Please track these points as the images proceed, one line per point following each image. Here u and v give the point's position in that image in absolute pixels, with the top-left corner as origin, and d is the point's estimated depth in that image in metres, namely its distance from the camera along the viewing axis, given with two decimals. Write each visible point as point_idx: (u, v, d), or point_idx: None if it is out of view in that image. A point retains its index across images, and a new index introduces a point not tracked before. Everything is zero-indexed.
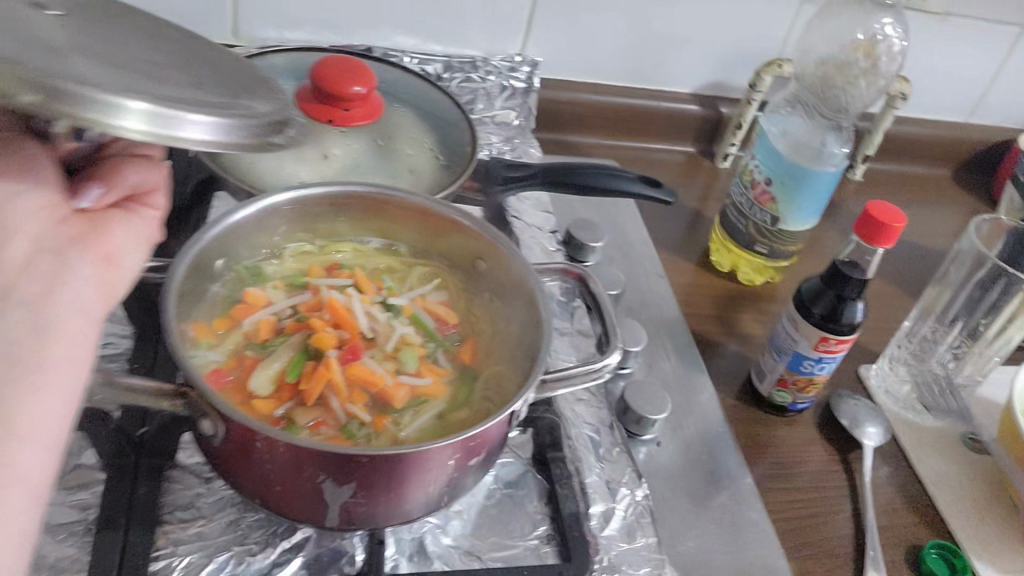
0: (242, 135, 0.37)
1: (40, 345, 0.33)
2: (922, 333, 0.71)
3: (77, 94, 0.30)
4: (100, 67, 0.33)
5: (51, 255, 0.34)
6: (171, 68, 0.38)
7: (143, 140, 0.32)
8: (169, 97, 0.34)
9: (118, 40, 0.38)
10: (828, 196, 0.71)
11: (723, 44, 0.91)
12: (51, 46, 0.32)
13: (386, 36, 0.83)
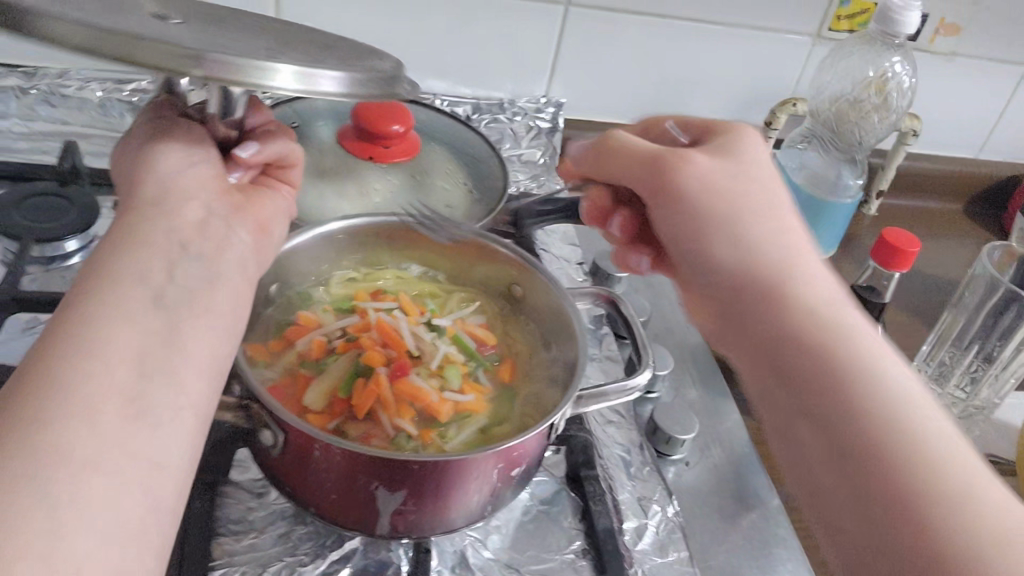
0: (374, 84, 0.41)
1: (208, 295, 0.37)
2: (940, 358, 0.73)
3: (234, 63, 0.36)
4: (235, 40, 0.38)
5: (221, 219, 0.40)
6: (298, 38, 0.43)
7: (289, 95, 0.37)
8: (305, 58, 0.39)
9: (237, 23, 0.42)
10: (844, 227, 0.75)
11: (739, 84, 0.95)
12: (212, 29, 0.38)
13: (418, 80, 0.88)
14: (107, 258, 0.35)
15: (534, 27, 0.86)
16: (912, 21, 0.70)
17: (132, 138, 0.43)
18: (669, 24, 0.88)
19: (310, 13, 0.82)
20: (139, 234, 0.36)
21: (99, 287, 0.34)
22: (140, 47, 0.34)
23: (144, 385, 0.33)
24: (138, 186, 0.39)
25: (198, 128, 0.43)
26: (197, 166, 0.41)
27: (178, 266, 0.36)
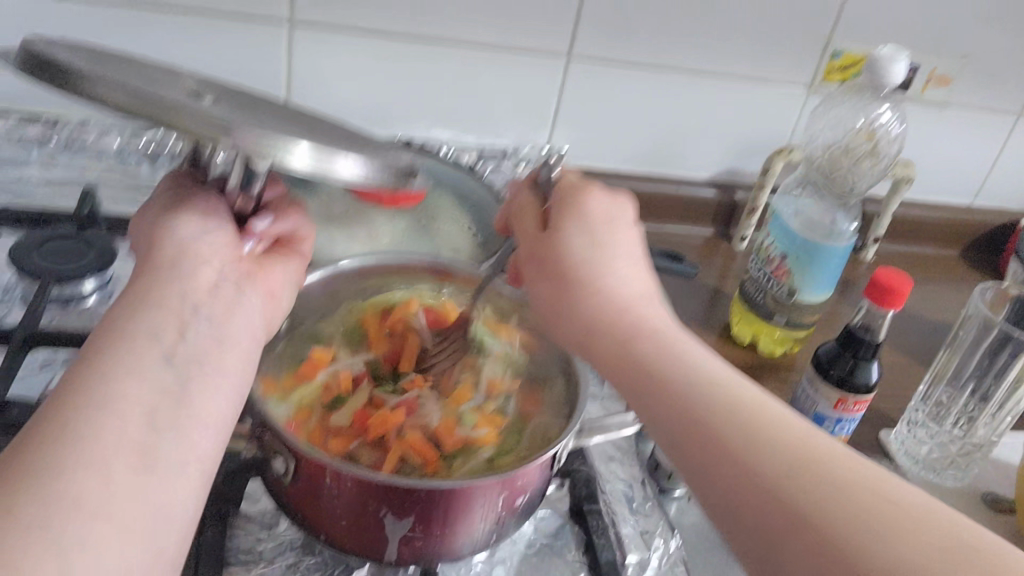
0: (390, 175, 0.44)
1: (219, 355, 0.42)
2: (937, 398, 0.74)
3: (256, 137, 0.39)
4: (263, 117, 0.42)
5: (230, 283, 0.45)
6: (318, 123, 0.46)
7: (307, 172, 0.40)
8: (328, 143, 0.42)
9: (260, 101, 0.45)
10: (838, 270, 0.76)
11: (735, 133, 0.97)
12: (249, 107, 0.42)
13: (425, 129, 0.91)
14: (124, 320, 0.40)
15: (537, 79, 0.90)
16: (899, 72, 0.74)
17: (151, 206, 0.47)
18: (667, 73, 0.91)
19: (321, 65, 0.85)
20: (155, 291, 0.41)
21: (117, 344, 0.38)
22: (188, 115, 0.38)
23: (156, 441, 0.37)
24: (155, 246, 0.44)
25: (207, 198, 0.46)
26: (214, 232, 0.46)
27: (190, 327, 0.41)
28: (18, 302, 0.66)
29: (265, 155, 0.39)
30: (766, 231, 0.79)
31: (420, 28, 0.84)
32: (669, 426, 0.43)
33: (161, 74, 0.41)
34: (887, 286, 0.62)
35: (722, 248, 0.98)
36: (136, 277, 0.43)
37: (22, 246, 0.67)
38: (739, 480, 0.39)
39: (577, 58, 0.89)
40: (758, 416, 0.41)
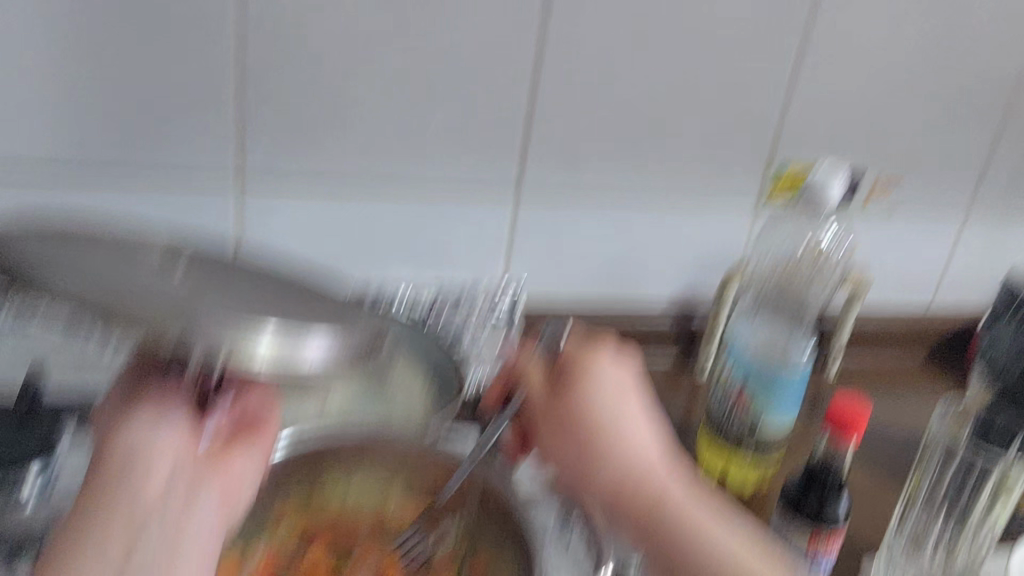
0: (352, 348, 0.45)
1: (168, 565, 0.44)
2: (911, 524, 0.72)
3: (216, 332, 0.41)
4: (234, 305, 0.43)
5: (181, 483, 0.47)
6: (288, 299, 0.47)
7: (269, 372, 0.41)
8: (289, 327, 0.43)
9: (240, 280, 0.47)
10: (801, 391, 0.77)
11: (693, 253, 0.98)
12: (204, 298, 0.43)
13: (381, 271, 0.92)
14: (84, 535, 0.44)
15: (490, 214, 0.91)
16: (835, 194, 0.75)
17: (116, 393, 0.49)
18: (618, 200, 0.93)
19: (272, 215, 0.85)
20: (105, 503, 0.45)
21: (71, 564, 0.43)
22: (139, 316, 0.41)
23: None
24: (112, 445, 0.46)
25: (178, 387, 0.47)
26: (165, 433, 0.47)
27: (141, 540, 0.44)
28: None
29: (228, 358, 0.41)
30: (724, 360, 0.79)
31: (370, 173, 0.85)
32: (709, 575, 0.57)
33: (142, 269, 0.44)
34: (845, 414, 0.61)
35: (690, 370, 0.98)
36: (95, 476, 0.46)
37: None
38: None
39: (527, 190, 0.90)
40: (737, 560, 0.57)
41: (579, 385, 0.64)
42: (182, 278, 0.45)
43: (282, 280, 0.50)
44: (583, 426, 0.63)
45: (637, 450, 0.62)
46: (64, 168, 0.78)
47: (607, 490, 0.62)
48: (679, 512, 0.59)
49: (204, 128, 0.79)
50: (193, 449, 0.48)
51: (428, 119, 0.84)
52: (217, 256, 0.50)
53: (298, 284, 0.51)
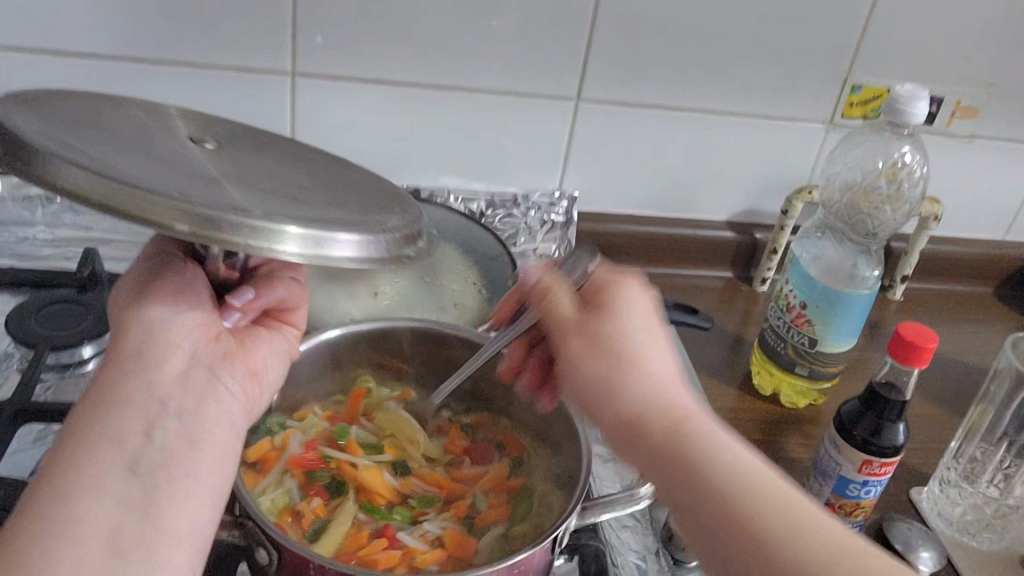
0: (380, 251, 0.41)
1: (188, 454, 0.43)
2: (970, 453, 0.70)
3: (232, 222, 0.35)
4: (250, 199, 0.38)
5: (201, 369, 0.46)
6: (312, 195, 0.44)
7: (295, 261, 0.36)
8: (316, 222, 0.38)
9: (265, 165, 0.46)
10: (864, 318, 0.73)
11: (756, 173, 0.94)
12: (223, 187, 0.38)
13: (432, 177, 0.90)
14: (95, 423, 0.41)
15: (546, 122, 0.87)
16: (921, 110, 0.70)
17: (126, 281, 0.47)
18: (680, 115, 0.89)
19: (325, 117, 0.84)
20: (119, 390, 0.43)
21: (81, 453, 0.40)
22: (154, 204, 0.34)
23: (117, 564, 0.38)
24: (124, 334, 0.45)
25: (192, 272, 0.48)
26: (182, 315, 0.46)
27: (156, 428, 0.43)
28: (15, 370, 0.65)
29: (249, 248, 0.35)
30: (785, 279, 0.75)
31: (425, 76, 0.82)
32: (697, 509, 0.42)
33: (158, 151, 0.39)
34: (910, 340, 0.58)
35: (744, 292, 0.96)
36: (105, 368, 0.44)
37: (22, 312, 0.68)
38: (724, 543, 0.40)
39: (586, 101, 0.86)
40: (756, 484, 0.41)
41: (609, 303, 0.48)
42: (201, 161, 0.41)
43: (307, 167, 0.49)
44: (590, 358, 0.46)
45: (650, 381, 0.45)
46: (119, 64, 0.78)
47: (621, 431, 0.45)
48: (704, 454, 0.43)
49: (255, 25, 0.77)
50: (215, 330, 0.48)
51: (486, 25, 0.80)
52: (238, 135, 0.49)
53: (325, 180, 0.47)
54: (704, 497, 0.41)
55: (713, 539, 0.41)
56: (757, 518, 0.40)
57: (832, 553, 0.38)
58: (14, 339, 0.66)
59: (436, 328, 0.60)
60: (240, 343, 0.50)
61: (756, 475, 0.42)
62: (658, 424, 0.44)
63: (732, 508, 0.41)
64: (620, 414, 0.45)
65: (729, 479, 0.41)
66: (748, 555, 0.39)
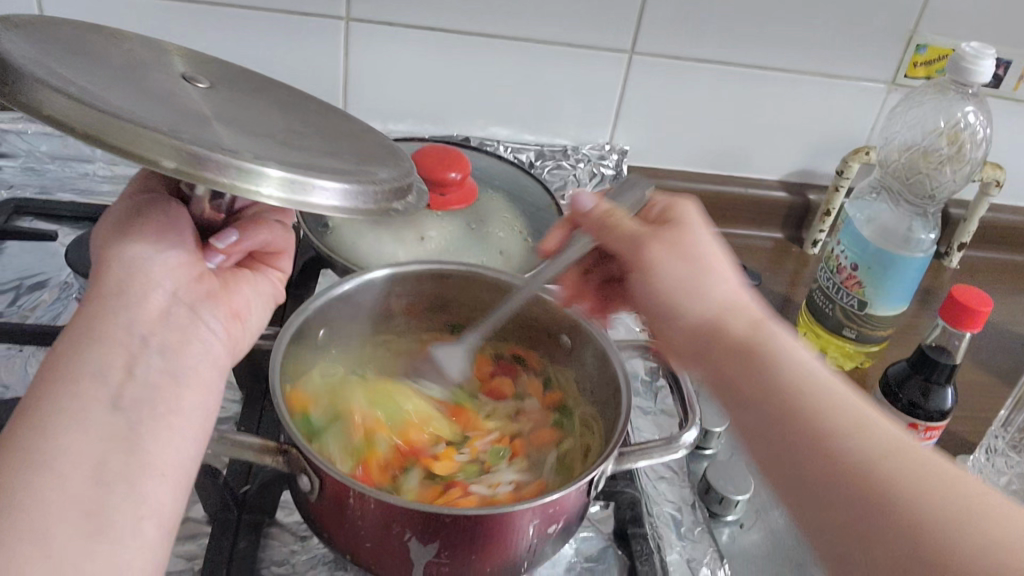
0: (367, 202, 0.41)
1: (174, 391, 0.39)
2: (1019, 422, 0.68)
3: (216, 160, 0.35)
4: (236, 138, 0.38)
5: (185, 306, 0.42)
6: (304, 139, 0.43)
7: (274, 205, 0.36)
8: (300, 166, 0.38)
9: (257, 106, 0.45)
10: (917, 282, 0.72)
11: (811, 131, 0.92)
12: (210, 126, 0.38)
13: (482, 126, 0.90)
14: (72, 356, 0.37)
15: (598, 74, 0.86)
16: (987, 69, 0.68)
17: (109, 218, 0.44)
18: (736, 70, 0.87)
19: (378, 62, 0.84)
20: (99, 323, 0.39)
21: (59, 387, 0.36)
22: (143, 138, 0.34)
23: (101, 497, 0.34)
24: (103, 268, 0.41)
25: (175, 211, 0.45)
26: (166, 253, 0.43)
27: (138, 362, 0.38)
28: (73, 300, 0.68)
29: (233, 187, 0.35)
30: (837, 238, 0.74)
31: (477, 22, 0.82)
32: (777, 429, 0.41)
33: (149, 85, 0.39)
34: (964, 303, 0.57)
35: (795, 253, 0.94)
36: (82, 303, 0.40)
37: (80, 242, 0.70)
38: (793, 440, 0.41)
39: (639, 54, 0.85)
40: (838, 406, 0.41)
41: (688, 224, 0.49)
42: (196, 99, 0.41)
43: (306, 113, 0.48)
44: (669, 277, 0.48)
45: (723, 293, 0.46)
46: (177, 5, 0.79)
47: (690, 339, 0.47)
48: (781, 361, 0.43)
49: None
50: (198, 271, 0.45)
51: None
52: (236, 77, 0.49)
53: (322, 128, 0.47)
54: (771, 398, 0.42)
55: (782, 437, 0.41)
56: (829, 414, 0.40)
57: (887, 447, 0.39)
58: (73, 268, 0.68)
59: (476, 271, 0.59)
60: (224, 286, 0.47)
61: (837, 387, 0.42)
62: (732, 334, 0.45)
63: (805, 404, 0.41)
64: (690, 323, 0.46)
65: (810, 387, 0.42)
66: (820, 443, 0.40)
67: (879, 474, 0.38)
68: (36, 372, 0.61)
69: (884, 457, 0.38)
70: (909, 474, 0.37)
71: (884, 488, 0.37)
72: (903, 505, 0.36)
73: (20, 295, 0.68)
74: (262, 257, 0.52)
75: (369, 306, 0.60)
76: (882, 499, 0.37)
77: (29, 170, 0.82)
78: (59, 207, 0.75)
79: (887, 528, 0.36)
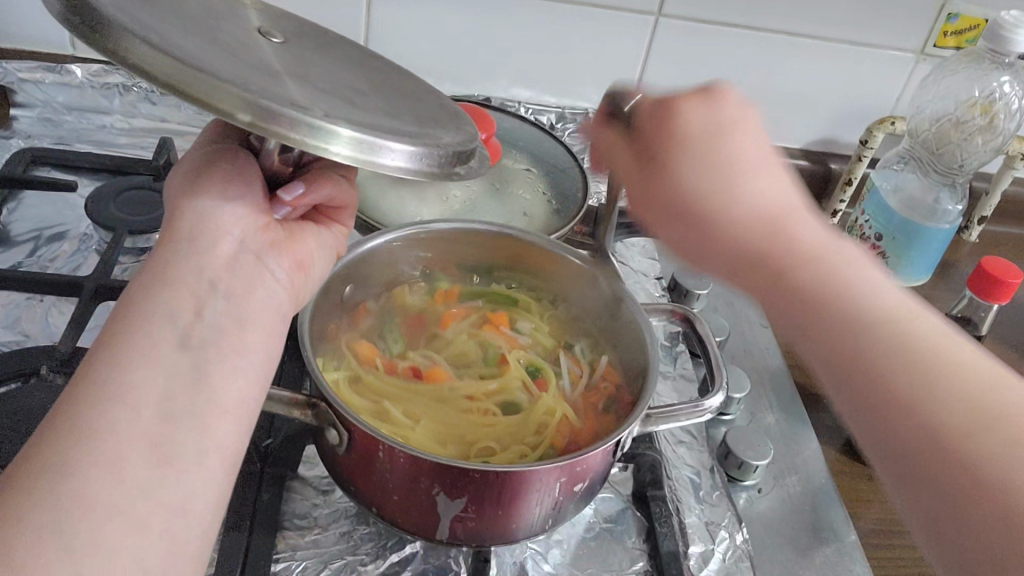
0: (432, 165, 0.41)
1: (240, 334, 0.39)
2: None
3: (287, 116, 0.35)
4: (305, 92, 0.38)
5: (252, 254, 0.42)
6: (369, 98, 0.43)
7: (341, 162, 0.36)
8: (370, 126, 0.38)
9: (325, 62, 0.45)
10: (941, 253, 0.73)
11: (835, 99, 0.91)
12: (279, 78, 0.38)
13: (504, 87, 0.89)
14: (144, 297, 0.37)
15: (624, 36, 0.85)
16: None
17: (182, 166, 0.45)
18: (762, 36, 0.85)
19: (401, 19, 0.82)
20: (172, 266, 0.39)
21: (131, 325, 0.36)
22: (219, 91, 0.34)
23: (170, 430, 0.34)
24: (174, 218, 0.41)
25: (246, 162, 0.44)
26: (235, 203, 0.43)
27: (207, 306, 0.38)
28: (94, 252, 0.68)
29: (303, 144, 0.36)
30: (861, 207, 0.74)
31: None
32: (829, 353, 0.42)
33: (204, 24, 0.39)
34: (993, 269, 0.56)
35: None
36: (154, 249, 0.40)
37: (99, 195, 0.70)
38: (849, 373, 0.41)
39: (667, 16, 0.83)
40: (886, 326, 0.41)
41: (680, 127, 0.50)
42: (268, 50, 0.41)
43: (367, 69, 0.48)
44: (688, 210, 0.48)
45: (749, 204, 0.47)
46: None
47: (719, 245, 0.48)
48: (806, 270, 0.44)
49: None
50: (266, 219, 0.44)
51: None
52: (299, 27, 0.48)
53: (386, 86, 0.46)
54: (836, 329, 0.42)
55: (836, 349, 0.42)
56: (887, 342, 0.40)
57: (975, 384, 0.38)
58: (94, 221, 0.68)
59: (505, 229, 0.58)
60: (289, 235, 0.46)
61: (888, 304, 0.42)
62: (768, 255, 0.46)
63: (851, 320, 0.42)
64: (722, 247, 0.47)
65: (870, 315, 0.41)
66: (874, 379, 0.40)
67: (918, 394, 0.38)
68: (58, 322, 0.61)
69: (920, 392, 0.38)
70: (968, 401, 0.37)
71: (919, 416, 0.38)
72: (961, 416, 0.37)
73: (40, 245, 0.68)
74: (326, 209, 0.52)
75: (392, 264, 0.60)
76: (921, 432, 0.37)
77: (46, 120, 0.81)
78: (79, 157, 0.75)
79: (924, 459, 0.37)
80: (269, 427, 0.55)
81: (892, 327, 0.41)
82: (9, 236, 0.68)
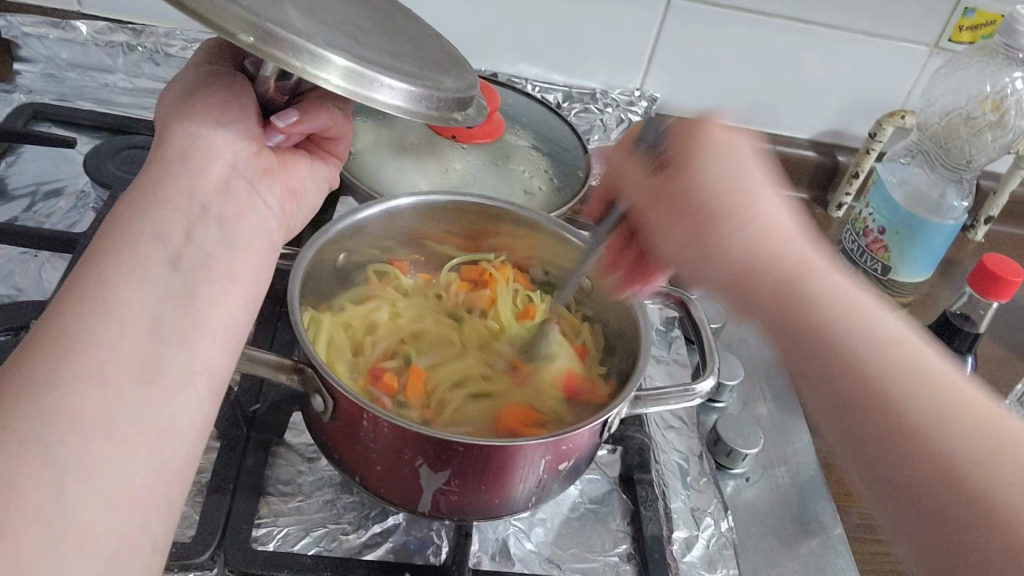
0: (426, 107, 0.40)
1: (229, 258, 0.39)
2: None
3: (285, 40, 0.35)
4: (307, 22, 0.37)
5: (245, 179, 0.43)
6: (371, 34, 0.42)
7: (339, 94, 0.36)
8: (366, 59, 0.38)
9: None
10: (942, 250, 0.72)
11: (845, 91, 0.90)
12: (282, 6, 0.37)
13: (511, 64, 0.88)
14: (134, 217, 0.37)
15: (636, 16, 0.84)
16: None
17: (176, 87, 0.45)
18: (774, 22, 0.84)
19: None
20: (162, 189, 0.38)
21: (119, 244, 0.35)
22: (222, 9, 0.33)
23: (156, 350, 0.34)
24: (166, 139, 0.41)
25: (241, 86, 0.45)
26: (228, 127, 0.43)
27: (197, 228, 0.38)
28: (90, 209, 0.67)
29: (301, 72, 0.35)
30: (865, 200, 0.74)
31: None
32: (838, 400, 0.38)
33: None
34: (994, 268, 0.56)
35: (818, 215, 0.93)
36: (146, 168, 0.40)
37: (99, 153, 0.69)
38: (873, 440, 0.36)
39: None
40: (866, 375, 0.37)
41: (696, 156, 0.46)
42: None
43: (374, 9, 0.47)
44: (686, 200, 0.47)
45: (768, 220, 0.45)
46: None
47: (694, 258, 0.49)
48: (802, 292, 0.41)
49: None
50: (260, 144, 0.45)
51: None
52: None
53: (389, 29, 0.45)
54: (857, 383, 0.37)
55: (851, 419, 0.37)
56: (897, 397, 0.36)
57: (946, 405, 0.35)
58: (91, 178, 0.67)
59: (507, 202, 0.57)
60: (283, 161, 0.47)
61: (896, 338, 0.38)
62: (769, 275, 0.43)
63: (858, 361, 0.38)
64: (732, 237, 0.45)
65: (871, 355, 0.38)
66: (871, 407, 0.36)
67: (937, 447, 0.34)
68: (51, 278, 0.60)
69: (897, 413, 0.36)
70: (915, 393, 0.36)
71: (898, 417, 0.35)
72: (970, 481, 0.32)
73: (37, 201, 0.67)
74: (319, 141, 0.53)
75: (392, 230, 0.60)
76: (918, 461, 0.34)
77: (49, 77, 0.80)
78: (80, 115, 0.74)
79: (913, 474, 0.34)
80: (258, 392, 0.55)
81: (920, 378, 0.36)
82: (7, 189, 0.67)
